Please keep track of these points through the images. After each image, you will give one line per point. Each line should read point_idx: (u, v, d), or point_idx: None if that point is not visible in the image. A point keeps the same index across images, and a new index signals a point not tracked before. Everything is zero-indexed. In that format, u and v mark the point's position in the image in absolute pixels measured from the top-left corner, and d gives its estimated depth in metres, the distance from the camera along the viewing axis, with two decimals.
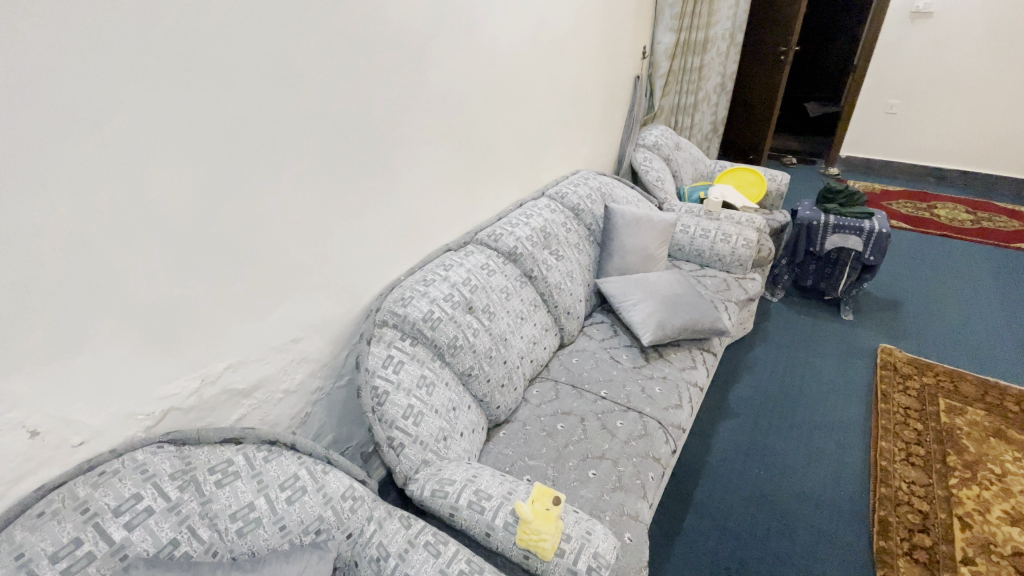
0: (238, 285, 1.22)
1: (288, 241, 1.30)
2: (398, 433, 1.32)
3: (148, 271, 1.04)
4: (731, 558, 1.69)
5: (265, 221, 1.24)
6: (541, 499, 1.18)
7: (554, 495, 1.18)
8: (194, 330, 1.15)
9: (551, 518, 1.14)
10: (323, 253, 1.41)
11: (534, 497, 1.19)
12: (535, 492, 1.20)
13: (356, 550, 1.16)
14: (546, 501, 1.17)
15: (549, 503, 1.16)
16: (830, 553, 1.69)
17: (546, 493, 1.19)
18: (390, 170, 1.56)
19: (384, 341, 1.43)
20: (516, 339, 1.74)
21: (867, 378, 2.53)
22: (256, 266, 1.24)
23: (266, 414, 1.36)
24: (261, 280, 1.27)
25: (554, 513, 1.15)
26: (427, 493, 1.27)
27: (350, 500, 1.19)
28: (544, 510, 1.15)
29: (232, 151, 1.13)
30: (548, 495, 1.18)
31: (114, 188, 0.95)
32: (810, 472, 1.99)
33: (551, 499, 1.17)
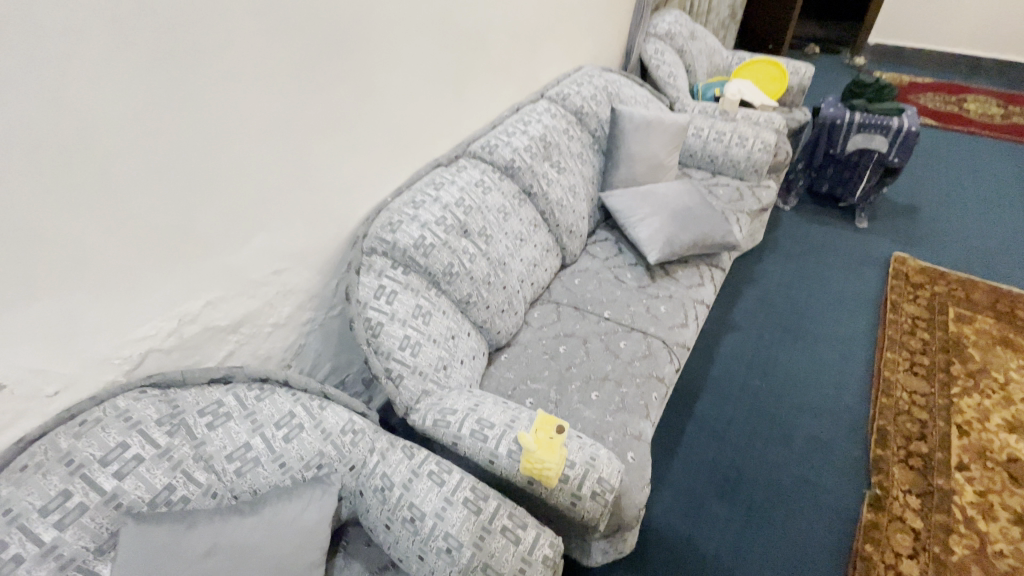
0: (204, 217, 1.08)
1: (255, 163, 1.14)
2: (396, 365, 1.27)
3: (93, 206, 0.90)
4: (728, 466, 1.73)
5: (224, 140, 1.07)
6: (544, 429, 1.16)
7: (558, 424, 1.17)
8: (159, 268, 1.04)
9: (555, 447, 1.12)
10: (298, 175, 1.25)
11: (537, 427, 1.17)
12: (537, 423, 1.18)
13: (359, 481, 1.15)
14: (549, 431, 1.16)
15: (552, 433, 1.15)
16: (828, 461, 1.73)
17: (548, 422, 1.17)
18: (365, 73, 1.34)
19: (374, 271, 1.33)
20: (516, 261, 1.64)
21: (877, 288, 2.46)
22: (221, 194, 1.10)
23: (256, 349, 1.30)
24: (230, 211, 1.13)
25: (558, 442, 1.14)
26: (429, 423, 1.24)
27: (350, 434, 1.16)
28: (548, 439, 1.14)
29: (173, 56, 0.93)
30: (551, 425, 1.17)
31: (27, 106, 0.79)
32: (813, 384, 1.99)
33: (554, 429, 1.16)
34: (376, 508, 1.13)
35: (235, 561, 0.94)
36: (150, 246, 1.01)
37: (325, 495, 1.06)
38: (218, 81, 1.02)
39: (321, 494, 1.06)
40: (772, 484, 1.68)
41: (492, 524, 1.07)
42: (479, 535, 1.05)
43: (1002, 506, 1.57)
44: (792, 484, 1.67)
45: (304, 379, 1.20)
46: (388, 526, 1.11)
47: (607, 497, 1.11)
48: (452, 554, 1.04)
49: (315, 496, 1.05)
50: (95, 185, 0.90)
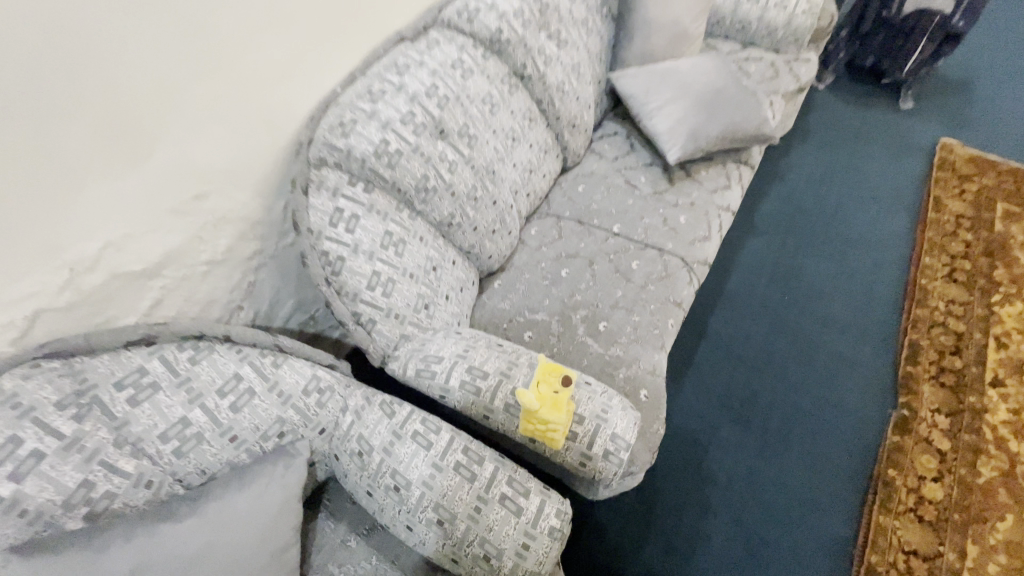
0: (66, 127, 0.78)
1: (135, 44, 0.82)
2: (366, 308, 1.04)
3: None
4: (744, 388, 1.59)
5: (71, 7, 0.74)
6: (547, 380, 0.97)
7: (564, 374, 0.97)
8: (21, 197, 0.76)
9: (561, 404, 0.93)
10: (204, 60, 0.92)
11: (539, 378, 0.97)
12: (539, 373, 0.98)
13: (333, 443, 0.99)
14: (553, 383, 0.96)
15: (557, 385, 0.95)
16: (851, 380, 1.60)
17: (552, 372, 0.97)
18: None
19: (327, 190, 1.03)
20: (507, 168, 1.33)
21: (917, 182, 2.17)
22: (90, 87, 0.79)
23: (190, 293, 1.06)
24: (107, 116, 0.82)
25: (564, 397, 0.94)
26: (411, 373, 1.04)
27: (317, 393, 0.97)
28: (552, 394, 0.94)
29: None
30: (556, 376, 0.97)
31: None
32: (839, 295, 1.81)
33: (560, 381, 0.96)
34: (355, 474, 0.98)
35: (184, 559, 0.78)
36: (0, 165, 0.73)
37: (289, 473, 0.90)
38: None
39: (284, 472, 0.89)
40: (791, 406, 1.55)
41: (489, 493, 0.91)
42: (474, 505, 0.90)
43: None
44: (812, 406, 1.55)
45: (251, 333, 0.97)
46: (370, 493, 0.96)
47: (621, 456, 0.95)
48: (444, 526, 0.90)
49: (277, 474, 0.89)
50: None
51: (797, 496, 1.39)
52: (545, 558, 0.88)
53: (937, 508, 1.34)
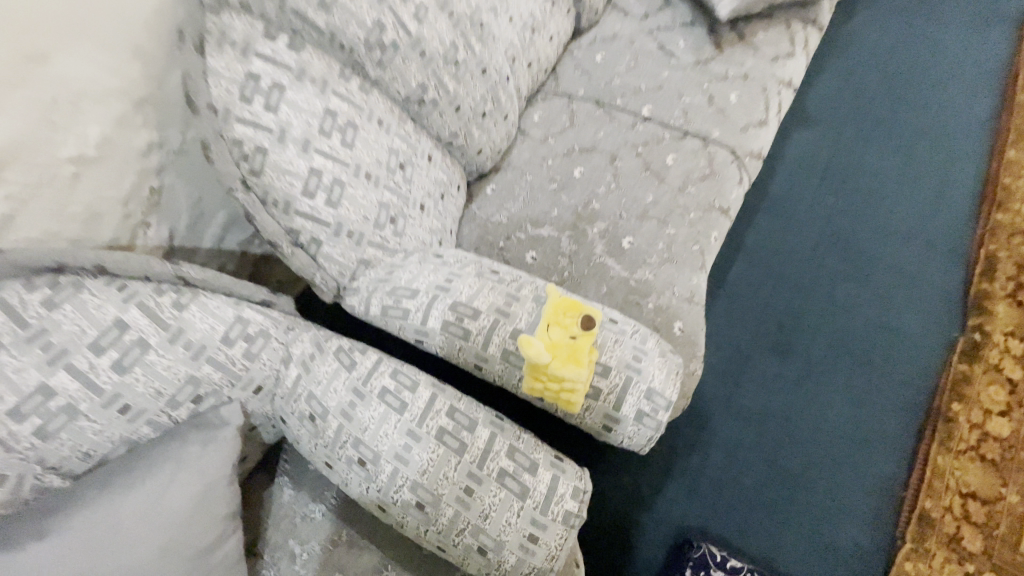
0: None
1: None
2: (306, 222, 0.74)
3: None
4: (787, 311, 1.34)
5: None
6: (562, 324, 0.70)
7: (585, 315, 0.69)
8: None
9: (581, 356, 0.67)
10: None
11: (550, 321, 0.71)
12: (550, 314, 0.71)
13: (277, 405, 0.74)
14: (567, 326, 0.69)
15: (576, 330, 0.69)
16: (911, 301, 1.35)
17: (569, 312, 0.70)
18: None
19: (232, 46, 0.68)
20: (501, 22, 0.95)
21: (1007, 54, 1.75)
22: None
23: (60, 205, 0.75)
24: None
25: (586, 346, 0.68)
26: (375, 312, 0.77)
27: (245, 342, 0.70)
28: (568, 343, 0.68)
29: None
30: (573, 317, 0.70)
31: None
32: (902, 198, 1.50)
33: (580, 324, 0.69)
34: (308, 443, 0.74)
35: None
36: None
37: (205, 456, 0.65)
38: None
39: (199, 454, 0.64)
40: (839, 331, 1.32)
41: (484, 469, 0.67)
42: (465, 486, 0.67)
43: None
44: (865, 331, 1.32)
45: (138, 262, 0.66)
46: (330, 466, 0.73)
47: (660, 417, 0.69)
48: (425, 510, 0.67)
49: (189, 457, 0.64)
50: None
51: (842, 434, 1.20)
52: (559, 550, 0.66)
53: (1003, 445, 1.15)
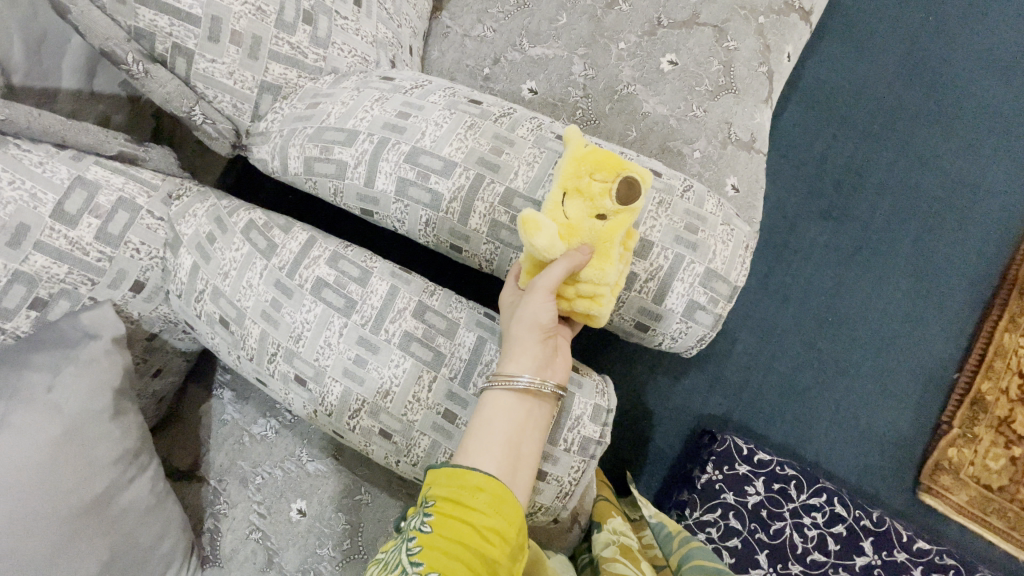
0: None
1: None
2: (159, 18, 0.46)
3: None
4: (844, 167, 1.09)
5: None
6: (586, 193, 0.43)
7: (625, 181, 0.43)
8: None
9: (610, 249, 0.44)
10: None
11: (568, 187, 0.44)
12: (569, 175, 0.44)
13: (175, 306, 0.52)
14: (595, 198, 0.43)
15: (607, 205, 0.43)
16: (1001, 149, 1.09)
17: (600, 173, 0.43)
18: None
19: None
20: None
21: None
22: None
23: None
24: None
25: (619, 232, 0.44)
26: (298, 168, 0.52)
27: (94, 219, 0.47)
28: (592, 226, 0.43)
29: None
30: (606, 180, 0.43)
31: None
32: (1014, 10, 1.15)
33: (615, 194, 0.43)
34: (229, 354, 0.53)
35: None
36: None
37: (58, 388, 0.45)
38: None
39: (50, 385, 0.45)
40: (905, 190, 1.08)
41: (469, 388, 0.48)
42: (444, 410, 0.48)
43: None
44: (937, 187, 1.08)
45: None
46: (262, 384, 0.53)
47: (714, 312, 0.50)
48: (392, 441, 0.49)
49: (33, 390, 0.44)
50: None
51: (891, 311, 1.04)
52: (573, 486, 0.50)
53: None
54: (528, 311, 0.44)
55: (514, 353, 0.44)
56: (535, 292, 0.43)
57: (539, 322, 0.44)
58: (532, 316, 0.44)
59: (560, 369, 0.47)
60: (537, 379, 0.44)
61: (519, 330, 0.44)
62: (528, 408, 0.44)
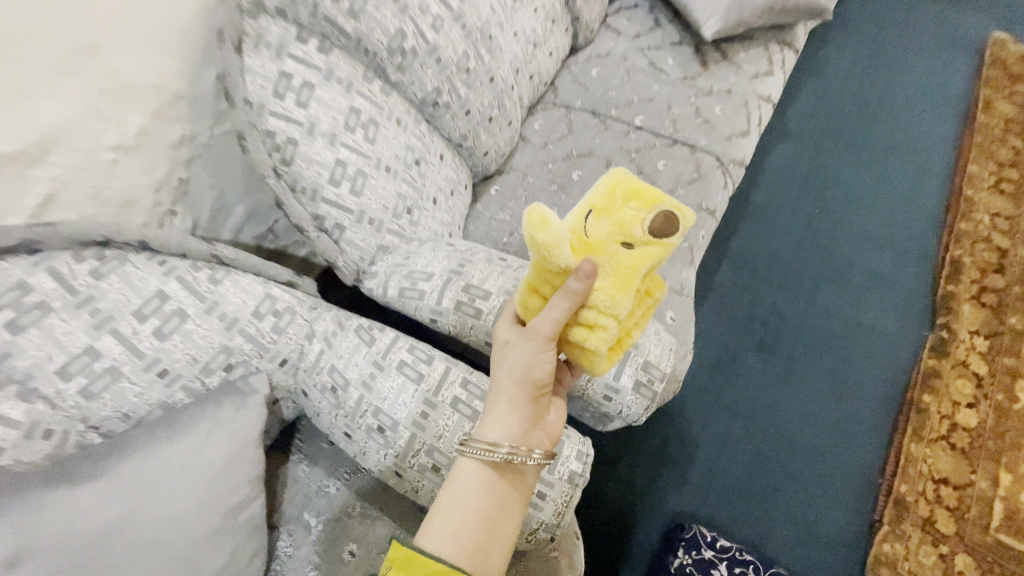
0: None
1: None
2: (332, 209, 0.80)
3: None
4: (769, 312, 1.43)
5: None
6: (615, 216, 0.57)
7: (654, 214, 0.55)
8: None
9: (620, 264, 0.57)
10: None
11: (607, 210, 0.58)
12: (611, 197, 0.58)
13: (301, 377, 0.80)
14: (628, 216, 0.56)
15: (631, 230, 0.56)
16: (885, 302, 1.45)
17: (633, 204, 0.56)
18: None
19: (268, 47, 0.75)
20: (508, 37, 1.04)
21: (966, 81, 1.92)
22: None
23: (96, 189, 0.78)
24: None
25: (632, 253, 0.57)
26: (393, 293, 0.84)
27: (274, 317, 0.77)
28: (616, 247, 0.57)
29: None
30: (637, 210, 0.56)
31: None
32: (874, 208, 1.62)
33: (645, 223, 0.56)
34: (330, 414, 0.79)
35: (72, 552, 0.59)
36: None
37: (238, 417, 0.72)
38: None
39: (233, 416, 0.72)
40: (818, 330, 1.41)
41: None
42: None
43: None
44: (841, 329, 1.41)
45: (178, 239, 0.74)
46: (348, 436, 0.78)
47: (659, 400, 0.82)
48: (440, 472, 0.74)
49: (224, 418, 0.71)
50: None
51: (821, 425, 1.28)
52: (564, 507, 0.73)
53: (971, 435, 1.24)
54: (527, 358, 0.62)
55: (504, 418, 0.62)
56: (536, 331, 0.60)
57: (530, 373, 0.61)
58: (525, 366, 0.61)
59: (535, 437, 0.64)
60: (520, 450, 0.61)
61: (514, 380, 0.61)
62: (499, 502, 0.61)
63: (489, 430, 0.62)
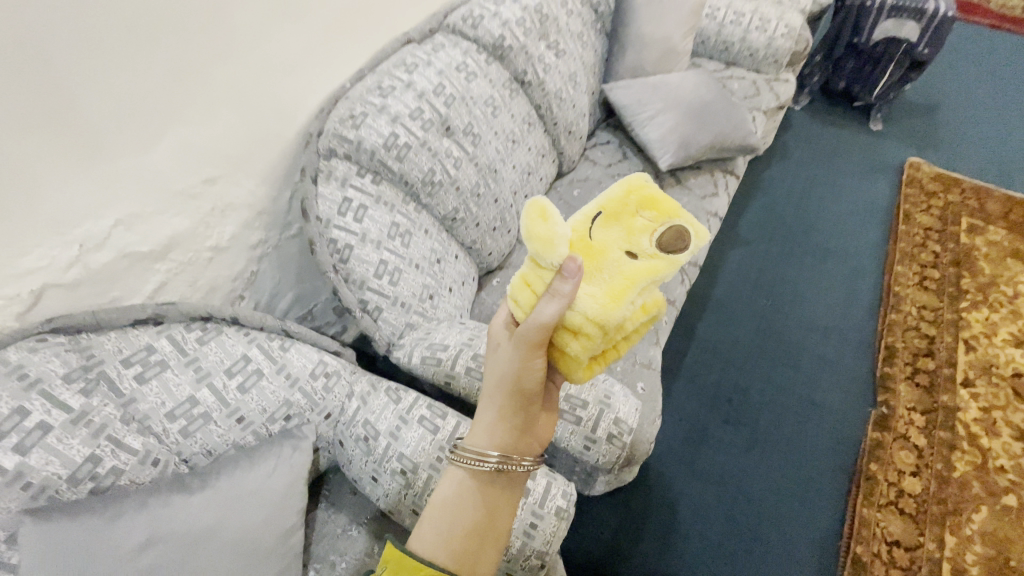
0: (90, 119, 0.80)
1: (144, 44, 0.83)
2: (374, 297, 1.05)
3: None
4: (732, 389, 1.65)
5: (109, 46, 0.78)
6: (625, 224, 0.73)
7: (661, 231, 0.71)
8: (11, 152, 0.73)
9: (619, 264, 0.71)
10: (203, 48, 0.92)
11: (622, 220, 0.73)
12: (628, 209, 0.73)
13: (339, 429, 0.99)
14: (641, 224, 0.72)
15: (641, 242, 0.72)
16: (833, 381, 1.68)
17: (647, 216, 0.72)
18: None
19: (336, 180, 1.05)
20: (508, 169, 1.37)
21: (888, 197, 2.31)
22: (90, 61, 0.77)
23: (193, 279, 1.05)
24: (122, 115, 0.84)
25: (635, 263, 0.71)
26: (417, 361, 1.06)
27: (324, 378, 0.98)
28: (618, 253, 0.72)
29: None
30: (648, 222, 0.72)
31: None
32: (818, 300, 1.90)
33: (653, 237, 0.71)
34: (361, 461, 0.97)
35: (179, 548, 0.77)
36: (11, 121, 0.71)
37: (296, 455, 0.91)
38: None
39: (291, 454, 0.90)
40: (776, 406, 1.61)
41: None
42: None
43: (1004, 422, 1.57)
44: (796, 405, 1.62)
45: (259, 316, 1.00)
46: (375, 479, 0.96)
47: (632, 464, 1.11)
48: None
49: (285, 456, 0.90)
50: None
51: (784, 491, 1.44)
52: (553, 537, 0.89)
53: (916, 500, 1.40)
54: (519, 365, 0.74)
55: (492, 430, 0.77)
56: (530, 336, 0.71)
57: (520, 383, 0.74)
58: (516, 376, 0.74)
59: (521, 444, 0.78)
60: (506, 460, 0.76)
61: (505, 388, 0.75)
62: (489, 513, 0.76)
63: (479, 441, 0.77)
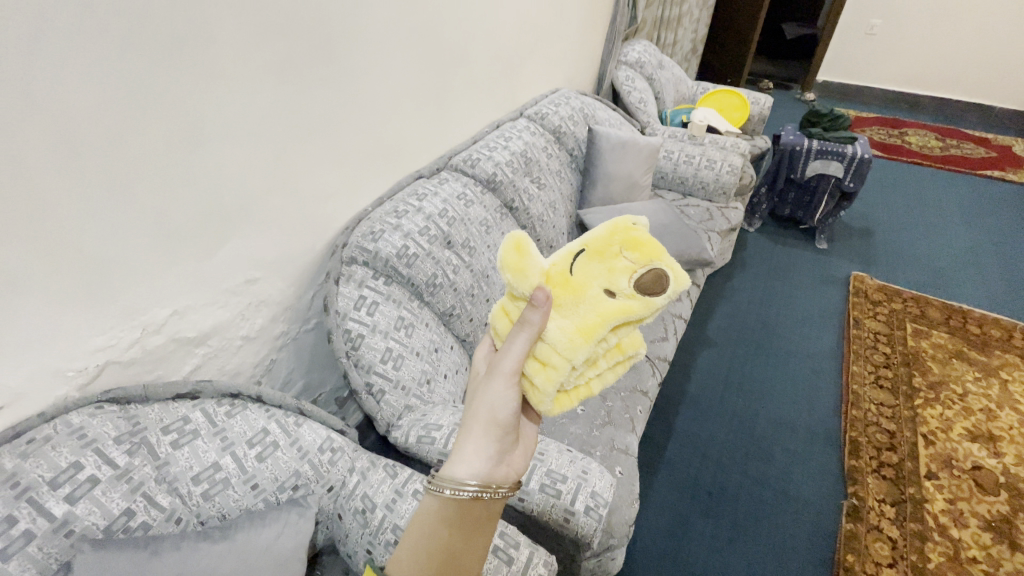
0: (182, 232, 1.03)
1: (228, 179, 1.09)
2: (379, 382, 1.21)
3: (66, 173, 0.82)
4: (710, 481, 1.73)
5: (207, 180, 1.05)
6: (607, 264, 0.84)
7: (638, 274, 0.81)
8: (127, 258, 0.95)
9: (590, 302, 0.83)
10: (265, 179, 1.19)
11: (607, 259, 0.84)
12: (614, 250, 0.84)
13: (338, 503, 1.09)
14: (619, 265, 0.83)
15: (618, 282, 0.82)
16: (805, 474, 1.77)
17: (629, 258, 0.82)
18: (355, 96, 1.37)
19: (355, 282, 1.27)
20: (498, 276, 1.62)
21: (840, 305, 2.58)
22: (192, 193, 1.03)
23: (223, 364, 1.21)
24: (204, 229, 1.08)
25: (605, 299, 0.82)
26: (413, 441, 1.18)
27: (330, 453, 1.10)
28: (596, 291, 0.83)
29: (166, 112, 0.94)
30: (629, 263, 0.82)
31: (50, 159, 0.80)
32: (785, 397, 2.06)
33: (629, 278, 0.81)
34: (358, 534, 1.05)
35: None
36: (122, 236, 0.93)
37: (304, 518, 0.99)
38: (198, 129, 1.00)
39: (298, 518, 0.99)
40: (752, 497, 1.69)
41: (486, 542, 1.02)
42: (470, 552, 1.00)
43: (971, 513, 1.64)
44: (772, 496, 1.69)
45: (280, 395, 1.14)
46: (370, 552, 1.03)
47: (612, 543, 1.17)
48: None
49: (292, 520, 0.98)
50: (63, 146, 0.81)
51: None
52: None
53: None
54: (495, 399, 0.83)
55: (470, 458, 0.82)
56: (504, 366, 0.83)
57: (495, 413, 0.83)
58: (492, 406, 0.83)
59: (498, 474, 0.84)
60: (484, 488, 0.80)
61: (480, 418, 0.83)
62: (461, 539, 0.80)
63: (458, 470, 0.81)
